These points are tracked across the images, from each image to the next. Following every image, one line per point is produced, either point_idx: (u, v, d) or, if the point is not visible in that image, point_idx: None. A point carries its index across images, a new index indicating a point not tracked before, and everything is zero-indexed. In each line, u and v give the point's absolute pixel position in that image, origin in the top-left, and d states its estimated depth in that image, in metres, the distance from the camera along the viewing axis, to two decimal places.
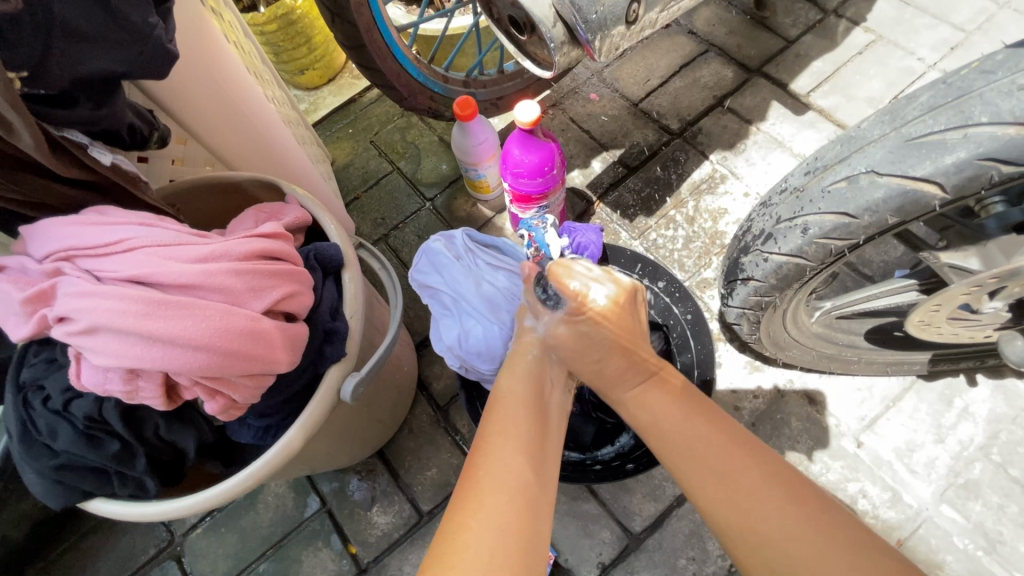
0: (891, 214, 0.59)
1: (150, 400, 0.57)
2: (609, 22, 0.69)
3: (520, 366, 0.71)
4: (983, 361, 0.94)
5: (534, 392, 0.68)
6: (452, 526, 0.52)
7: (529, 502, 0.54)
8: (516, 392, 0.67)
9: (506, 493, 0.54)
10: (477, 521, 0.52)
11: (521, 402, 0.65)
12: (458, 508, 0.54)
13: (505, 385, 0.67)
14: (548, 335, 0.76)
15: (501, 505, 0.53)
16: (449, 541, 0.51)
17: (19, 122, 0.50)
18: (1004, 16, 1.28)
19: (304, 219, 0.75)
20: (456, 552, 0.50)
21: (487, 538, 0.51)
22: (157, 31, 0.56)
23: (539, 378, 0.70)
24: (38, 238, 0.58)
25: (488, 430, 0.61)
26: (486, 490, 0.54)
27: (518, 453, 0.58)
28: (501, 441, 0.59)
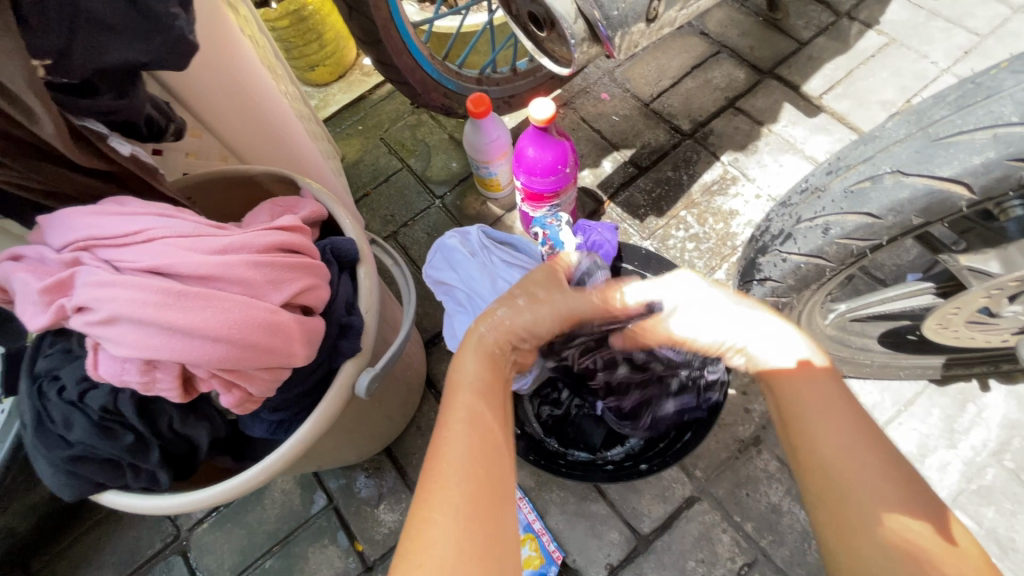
0: (916, 215, 0.58)
1: (166, 391, 0.57)
2: (630, 19, 0.69)
3: (476, 350, 0.65)
4: (998, 367, 0.93)
5: (490, 377, 0.63)
6: (415, 524, 0.50)
7: (489, 487, 0.52)
8: (476, 377, 0.62)
9: (467, 486, 0.51)
10: (438, 518, 0.49)
11: (473, 387, 0.61)
12: (420, 502, 0.51)
13: (459, 375, 0.63)
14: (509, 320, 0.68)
15: (455, 503, 0.50)
16: (413, 539, 0.48)
17: (41, 109, 0.50)
18: (1019, 21, 1.27)
19: (320, 213, 0.75)
20: (421, 549, 0.48)
21: (449, 531, 0.48)
22: (179, 22, 0.54)
23: (496, 364, 0.65)
24: (56, 227, 0.57)
25: (446, 418, 0.58)
26: (446, 483, 0.52)
27: (476, 440, 0.55)
28: (457, 427, 0.56)
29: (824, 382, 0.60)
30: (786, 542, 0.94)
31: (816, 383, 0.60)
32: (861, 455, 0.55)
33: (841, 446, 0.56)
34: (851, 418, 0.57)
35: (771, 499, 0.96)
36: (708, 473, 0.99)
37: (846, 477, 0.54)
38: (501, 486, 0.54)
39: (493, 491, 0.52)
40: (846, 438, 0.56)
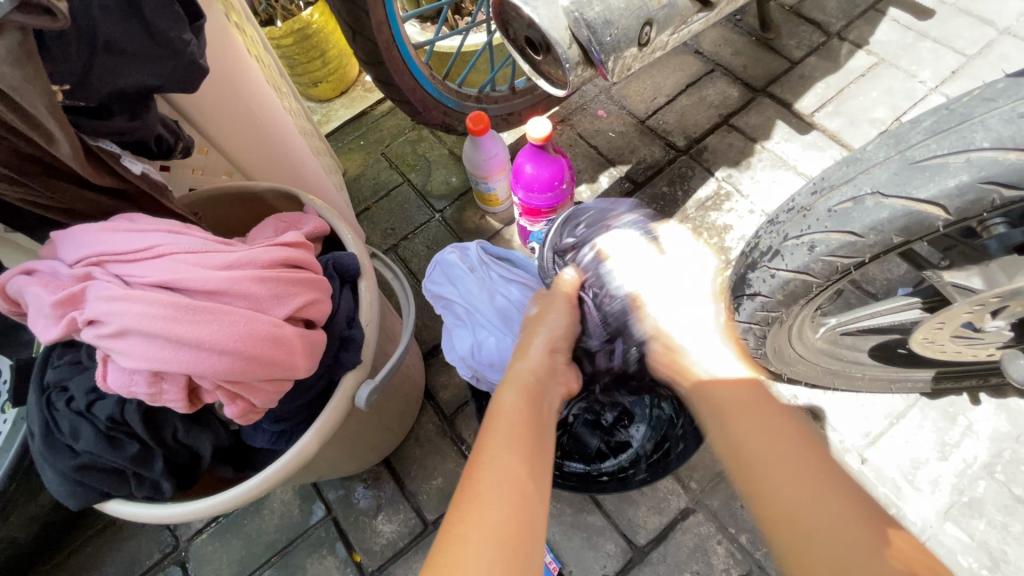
0: (897, 233, 0.61)
1: (173, 402, 0.58)
2: (622, 44, 0.72)
3: (514, 385, 0.70)
4: (986, 380, 0.95)
5: (527, 410, 0.67)
6: (451, 541, 0.53)
7: (524, 515, 0.55)
8: (514, 411, 0.66)
9: (502, 508, 0.55)
10: (473, 535, 0.53)
11: (513, 420, 0.64)
12: (455, 521, 0.55)
13: (501, 408, 0.66)
14: (542, 365, 0.74)
15: (491, 528, 0.53)
16: (445, 555, 0.52)
17: (58, 132, 0.52)
18: (1004, 42, 1.31)
19: (323, 229, 0.77)
20: (452, 565, 0.51)
21: (481, 553, 0.51)
22: (190, 48, 0.58)
23: (535, 400, 0.69)
24: (69, 243, 0.60)
25: (486, 445, 0.61)
26: (485, 507, 0.55)
27: (513, 473, 0.58)
28: (495, 455, 0.59)
29: (760, 402, 0.68)
30: None
31: (757, 401, 0.69)
32: (809, 472, 0.60)
33: (788, 463, 0.61)
34: (796, 440, 0.64)
35: None
36: (702, 485, 1.01)
37: (800, 487, 0.59)
38: (533, 516, 0.56)
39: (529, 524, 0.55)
40: (797, 452, 0.62)
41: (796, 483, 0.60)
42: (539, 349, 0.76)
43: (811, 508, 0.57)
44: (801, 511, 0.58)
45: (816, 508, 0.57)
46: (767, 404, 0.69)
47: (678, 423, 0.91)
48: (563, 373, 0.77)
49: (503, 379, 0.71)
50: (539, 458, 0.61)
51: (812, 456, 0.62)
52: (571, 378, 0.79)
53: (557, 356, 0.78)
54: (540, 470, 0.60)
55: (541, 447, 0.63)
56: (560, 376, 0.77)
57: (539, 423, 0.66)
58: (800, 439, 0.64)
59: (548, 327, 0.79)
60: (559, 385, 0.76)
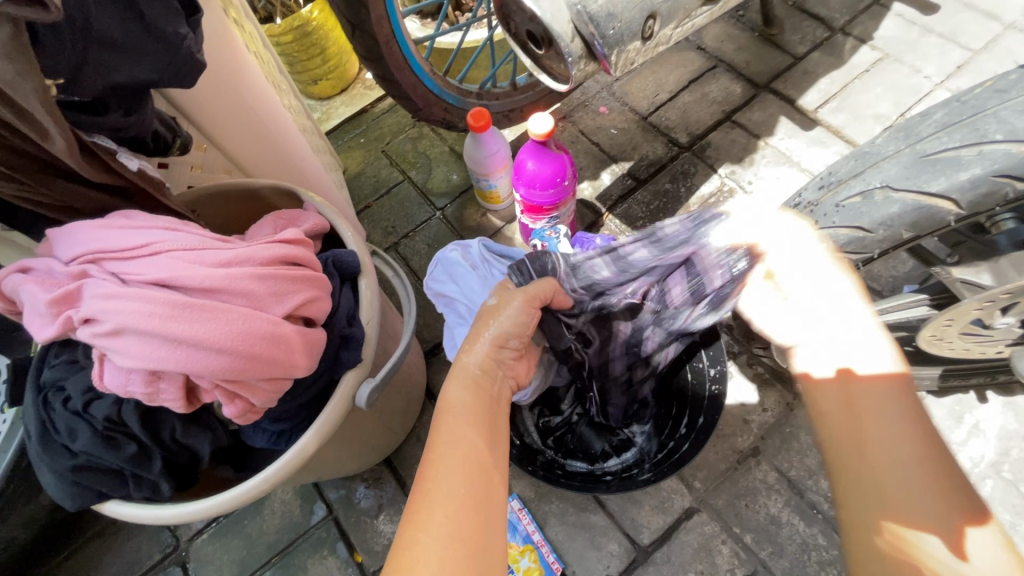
0: (906, 228, 0.60)
1: (170, 402, 0.58)
2: (625, 38, 0.71)
3: (463, 378, 0.66)
4: (994, 378, 0.94)
5: (478, 404, 0.64)
6: (404, 541, 0.51)
7: (478, 509, 0.54)
8: (462, 406, 0.63)
9: (455, 504, 0.53)
10: (427, 533, 0.51)
11: (466, 416, 0.61)
12: (410, 518, 0.53)
13: (450, 401, 0.63)
14: (489, 358, 0.69)
15: (447, 524, 0.52)
16: (397, 554, 0.50)
17: (52, 127, 0.51)
18: (1010, 37, 1.30)
19: (322, 226, 0.76)
20: (407, 564, 0.49)
21: (435, 549, 0.50)
22: (187, 42, 0.57)
23: (484, 393, 0.65)
24: (65, 240, 0.59)
25: (436, 439, 0.58)
26: (438, 508, 0.53)
27: (464, 466, 0.56)
28: (444, 450, 0.57)
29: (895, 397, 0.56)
30: (786, 554, 0.94)
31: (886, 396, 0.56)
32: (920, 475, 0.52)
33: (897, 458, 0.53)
34: (914, 440, 0.54)
35: (770, 511, 0.96)
36: (707, 484, 1.00)
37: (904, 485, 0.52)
38: (489, 510, 0.54)
39: (484, 518, 0.53)
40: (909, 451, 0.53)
41: (908, 491, 0.52)
42: (485, 343, 0.70)
43: (909, 508, 0.51)
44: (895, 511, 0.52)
45: (910, 509, 0.51)
46: (906, 404, 0.55)
47: (681, 423, 0.92)
48: (511, 363, 0.72)
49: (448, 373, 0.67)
50: (491, 449, 0.59)
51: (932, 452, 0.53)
52: (521, 369, 0.74)
53: (506, 350, 0.71)
54: (493, 460, 0.59)
55: (493, 438, 0.60)
56: (509, 367, 0.72)
57: (490, 412, 0.64)
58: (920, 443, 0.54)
59: (497, 320, 0.71)
60: (506, 377, 0.71)
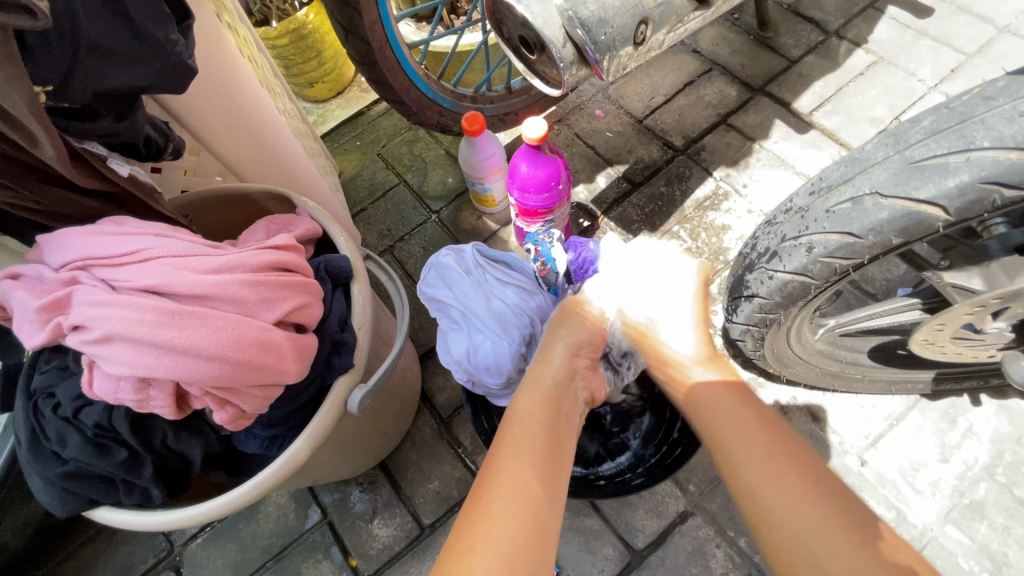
0: (895, 235, 0.60)
1: (160, 409, 0.57)
2: (617, 43, 0.71)
3: (532, 396, 0.70)
4: (987, 381, 0.94)
5: (547, 421, 0.67)
6: (461, 551, 0.54)
7: (535, 524, 0.56)
8: (529, 421, 0.66)
9: (514, 520, 0.55)
10: (483, 544, 0.54)
11: (534, 432, 0.65)
12: (466, 527, 0.55)
13: (517, 417, 0.67)
14: (564, 370, 0.75)
15: (502, 539, 0.54)
16: (454, 562, 0.53)
17: (41, 133, 0.51)
18: (1003, 40, 1.30)
19: (314, 231, 0.76)
20: (460, 571, 0.52)
21: (491, 561, 0.52)
22: (178, 47, 0.57)
23: (553, 409, 0.69)
24: (55, 247, 0.59)
25: (500, 452, 0.62)
26: (496, 519, 0.55)
27: (530, 483, 0.59)
28: (512, 465, 0.60)
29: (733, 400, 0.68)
30: None
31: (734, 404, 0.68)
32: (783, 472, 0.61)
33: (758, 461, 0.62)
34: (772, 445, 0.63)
35: None
36: (701, 488, 1.00)
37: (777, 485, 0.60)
38: (546, 530, 0.56)
39: (541, 536, 0.55)
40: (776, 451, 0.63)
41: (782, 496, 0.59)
42: (560, 357, 0.76)
43: (790, 505, 0.58)
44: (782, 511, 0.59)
45: (794, 508, 0.58)
46: (742, 405, 0.68)
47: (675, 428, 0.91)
48: (584, 376, 0.77)
49: (520, 387, 0.72)
50: (552, 471, 0.61)
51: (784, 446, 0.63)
52: (593, 383, 0.79)
53: (579, 359, 0.78)
54: (554, 477, 0.61)
55: (555, 456, 0.63)
56: (582, 380, 0.77)
57: (557, 433, 0.67)
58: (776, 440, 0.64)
59: (571, 331, 0.78)
60: (579, 388, 0.76)
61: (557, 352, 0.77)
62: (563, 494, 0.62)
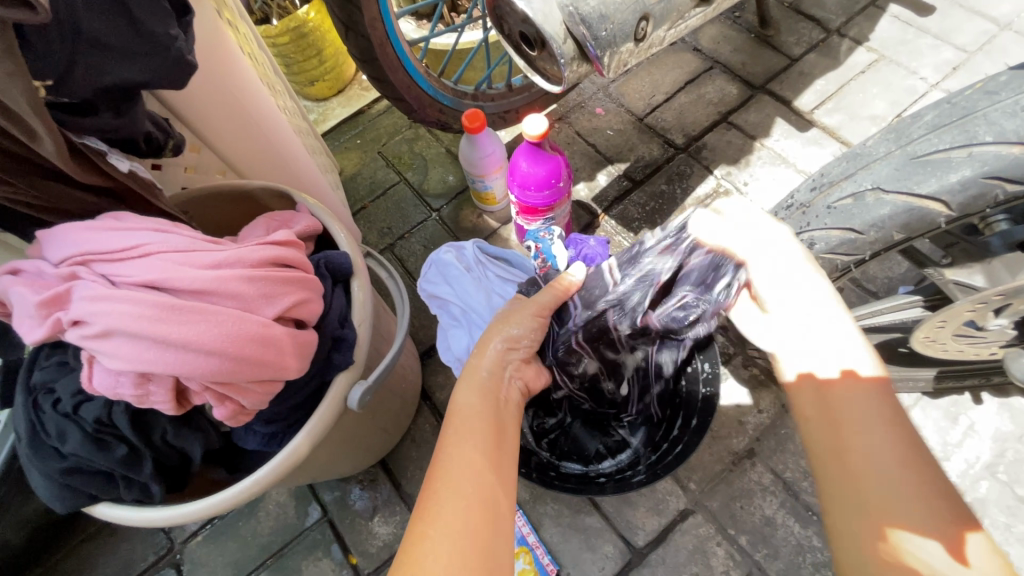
0: (898, 230, 0.59)
1: (160, 404, 0.57)
2: (618, 39, 0.71)
3: (474, 381, 0.68)
4: (989, 379, 0.94)
5: (486, 407, 0.65)
6: (414, 538, 0.52)
7: (487, 506, 0.55)
8: (470, 409, 0.64)
9: (463, 502, 0.54)
10: (433, 535, 0.52)
11: (472, 417, 0.63)
12: (418, 519, 0.54)
13: (459, 402, 0.65)
14: (499, 360, 0.72)
15: (455, 530, 0.52)
16: (408, 552, 0.51)
17: (41, 128, 0.51)
18: (1006, 38, 1.30)
19: (315, 227, 0.76)
20: (415, 561, 0.50)
21: (444, 547, 0.51)
22: (178, 42, 0.56)
23: (492, 396, 0.68)
24: (54, 242, 0.58)
25: (446, 441, 0.60)
26: (447, 504, 0.54)
27: (476, 470, 0.57)
28: (456, 453, 0.59)
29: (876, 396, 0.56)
30: (781, 555, 0.94)
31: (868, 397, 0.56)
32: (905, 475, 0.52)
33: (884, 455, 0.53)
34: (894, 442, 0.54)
35: (765, 512, 0.96)
36: (702, 486, 0.99)
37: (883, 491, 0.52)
38: (499, 518, 0.55)
39: (491, 525, 0.54)
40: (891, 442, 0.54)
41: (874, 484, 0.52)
42: (495, 348, 0.73)
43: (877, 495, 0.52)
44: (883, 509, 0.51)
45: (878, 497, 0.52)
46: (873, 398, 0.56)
47: (675, 425, 0.92)
48: (519, 366, 0.75)
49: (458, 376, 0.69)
50: (498, 454, 0.60)
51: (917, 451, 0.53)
52: (528, 374, 0.77)
53: (516, 352, 0.75)
54: (500, 459, 0.60)
55: (501, 443, 0.62)
56: (516, 371, 0.74)
57: (501, 416, 0.66)
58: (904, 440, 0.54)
59: (507, 325, 0.75)
60: (515, 379, 0.74)
61: (495, 342, 0.74)
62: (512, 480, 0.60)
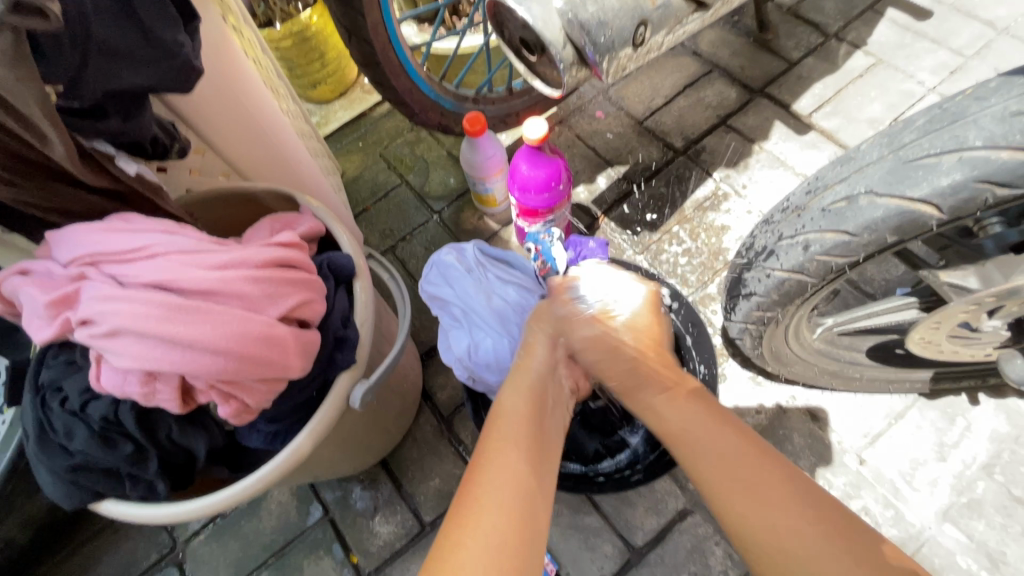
0: (890, 232, 0.61)
1: (166, 402, 0.58)
2: (617, 45, 0.72)
3: (520, 385, 0.72)
4: (985, 380, 0.95)
5: (530, 411, 0.68)
6: (450, 543, 0.53)
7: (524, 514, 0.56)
8: (516, 413, 0.67)
9: (503, 511, 0.55)
10: (473, 540, 0.53)
11: (518, 420, 0.66)
12: (456, 521, 0.55)
13: (504, 409, 0.67)
14: (545, 362, 0.77)
15: (489, 556, 0.52)
16: (443, 558, 0.52)
17: (51, 131, 0.52)
18: (1002, 42, 1.31)
19: (318, 229, 0.77)
20: (450, 567, 0.51)
21: (479, 555, 0.52)
22: (185, 49, 0.58)
23: (538, 399, 0.70)
24: (62, 243, 0.60)
25: (489, 444, 0.62)
26: (487, 512, 0.55)
27: (516, 475, 0.59)
28: (497, 456, 0.60)
29: (703, 415, 0.67)
30: None
31: (704, 427, 0.66)
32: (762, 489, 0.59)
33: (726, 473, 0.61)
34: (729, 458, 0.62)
35: None
36: None
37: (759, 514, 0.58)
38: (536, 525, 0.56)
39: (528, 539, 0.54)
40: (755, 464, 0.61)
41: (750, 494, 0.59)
42: (544, 347, 0.78)
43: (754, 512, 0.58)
44: (760, 526, 0.58)
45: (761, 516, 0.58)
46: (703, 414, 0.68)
47: None
48: (565, 366, 0.80)
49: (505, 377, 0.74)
50: (540, 464, 0.62)
51: (755, 454, 0.62)
52: (575, 374, 0.82)
53: (560, 349, 0.80)
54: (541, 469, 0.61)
55: (543, 462, 0.62)
56: (563, 371, 0.79)
57: (542, 424, 0.68)
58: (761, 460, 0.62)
59: (552, 323, 0.81)
60: (562, 379, 0.79)
61: (542, 341, 0.79)
62: (550, 487, 0.61)
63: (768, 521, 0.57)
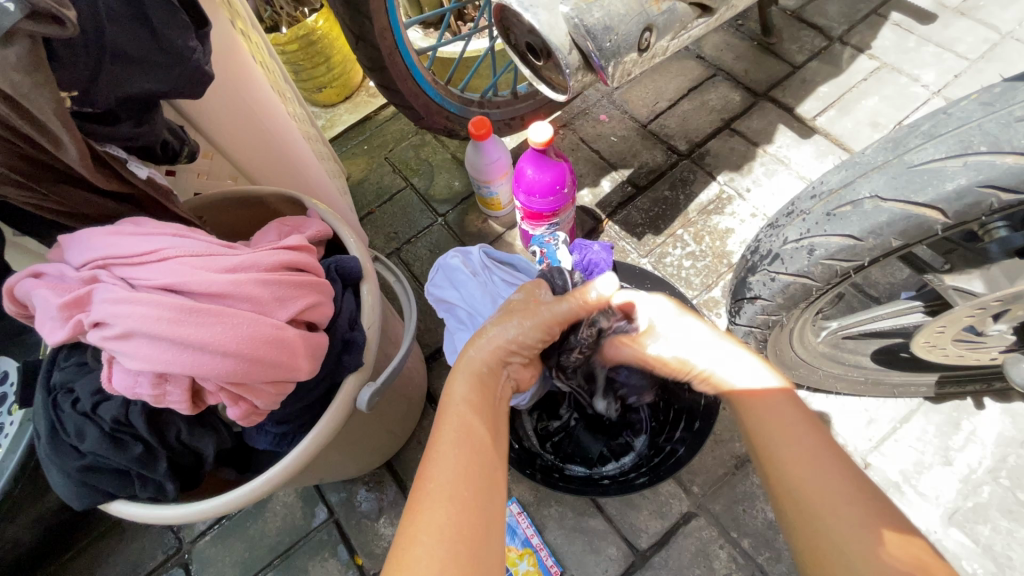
0: (896, 237, 0.61)
1: (176, 404, 0.59)
2: (622, 50, 0.73)
3: (465, 373, 0.70)
4: (990, 384, 0.95)
5: (479, 401, 0.66)
6: (405, 540, 0.52)
7: (477, 506, 0.55)
8: (464, 404, 0.65)
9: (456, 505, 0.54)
10: (425, 535, 0.52)
11: (464, 415, 0.63)
12: (410, 519, 0.54)
13: (450, 399, 0.65)
14: (493, 359, 0.73)
15: (445, 552, 0.51)
16: (399, 556, 0.51)
17: (65, 137, 0.53)
18: (1007, 45, 1.31)
19: (325, 232, 0.78)
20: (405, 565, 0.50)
21: (434, 550, 0.51)
22: (195, 54, 0.59)
23: (488, 390, 0.69)
24: (76, 246, 0.61)
25: (438, 438, 0.60)
26: (438, 505, 0.54)
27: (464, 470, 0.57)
28: (443, 449, 0.59)
29: (786, 411, 0.63)
30: (783, 559, 0.94)
31: (781, 411, 0.64)
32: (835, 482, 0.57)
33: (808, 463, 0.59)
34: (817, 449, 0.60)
35: (767, 516, 0.97)
36: (705, 489, 1.00)
37: (817, 501, 0.56)
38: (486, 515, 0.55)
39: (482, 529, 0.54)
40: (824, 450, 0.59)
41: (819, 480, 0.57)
42: (492, 345, 0.73)
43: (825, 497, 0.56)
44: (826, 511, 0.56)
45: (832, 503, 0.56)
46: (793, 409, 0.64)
47: (678, 428, 0.93)
48: (517, 366, 0.76)
49: (454, 365, 0.71)
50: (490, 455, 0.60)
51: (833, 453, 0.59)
52: (524, 373, 0.78)
53: (513, 355, 0.75)
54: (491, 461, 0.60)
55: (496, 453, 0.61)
56: (513, 368, 0.76)
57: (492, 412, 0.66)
58: (841, 455, 0.59)
59: (511, 329, 0.74)
60: (511, 373, 0.75)
61: (491, 337, 0.74)
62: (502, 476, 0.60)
63: (835, 504, 0.55)
